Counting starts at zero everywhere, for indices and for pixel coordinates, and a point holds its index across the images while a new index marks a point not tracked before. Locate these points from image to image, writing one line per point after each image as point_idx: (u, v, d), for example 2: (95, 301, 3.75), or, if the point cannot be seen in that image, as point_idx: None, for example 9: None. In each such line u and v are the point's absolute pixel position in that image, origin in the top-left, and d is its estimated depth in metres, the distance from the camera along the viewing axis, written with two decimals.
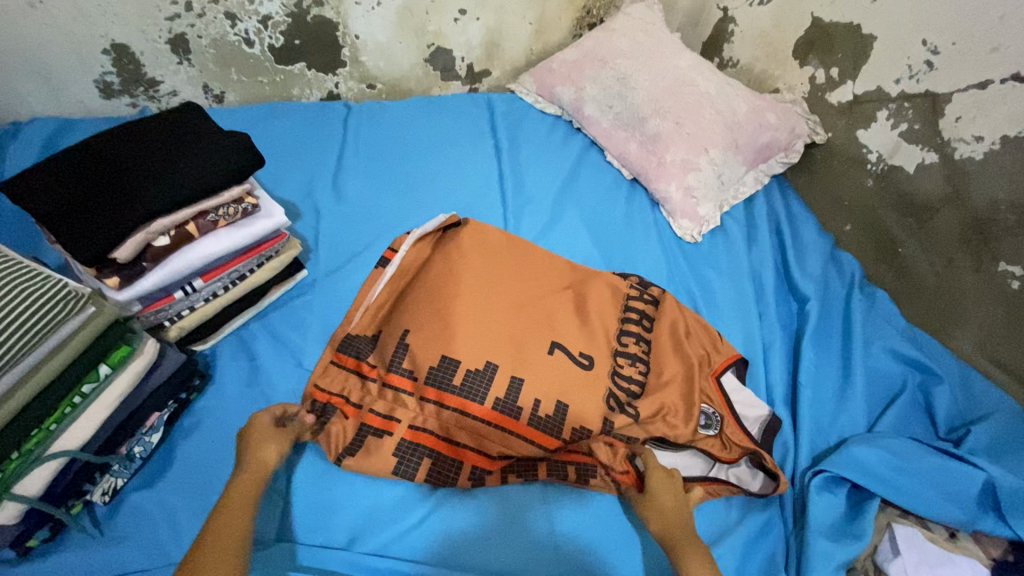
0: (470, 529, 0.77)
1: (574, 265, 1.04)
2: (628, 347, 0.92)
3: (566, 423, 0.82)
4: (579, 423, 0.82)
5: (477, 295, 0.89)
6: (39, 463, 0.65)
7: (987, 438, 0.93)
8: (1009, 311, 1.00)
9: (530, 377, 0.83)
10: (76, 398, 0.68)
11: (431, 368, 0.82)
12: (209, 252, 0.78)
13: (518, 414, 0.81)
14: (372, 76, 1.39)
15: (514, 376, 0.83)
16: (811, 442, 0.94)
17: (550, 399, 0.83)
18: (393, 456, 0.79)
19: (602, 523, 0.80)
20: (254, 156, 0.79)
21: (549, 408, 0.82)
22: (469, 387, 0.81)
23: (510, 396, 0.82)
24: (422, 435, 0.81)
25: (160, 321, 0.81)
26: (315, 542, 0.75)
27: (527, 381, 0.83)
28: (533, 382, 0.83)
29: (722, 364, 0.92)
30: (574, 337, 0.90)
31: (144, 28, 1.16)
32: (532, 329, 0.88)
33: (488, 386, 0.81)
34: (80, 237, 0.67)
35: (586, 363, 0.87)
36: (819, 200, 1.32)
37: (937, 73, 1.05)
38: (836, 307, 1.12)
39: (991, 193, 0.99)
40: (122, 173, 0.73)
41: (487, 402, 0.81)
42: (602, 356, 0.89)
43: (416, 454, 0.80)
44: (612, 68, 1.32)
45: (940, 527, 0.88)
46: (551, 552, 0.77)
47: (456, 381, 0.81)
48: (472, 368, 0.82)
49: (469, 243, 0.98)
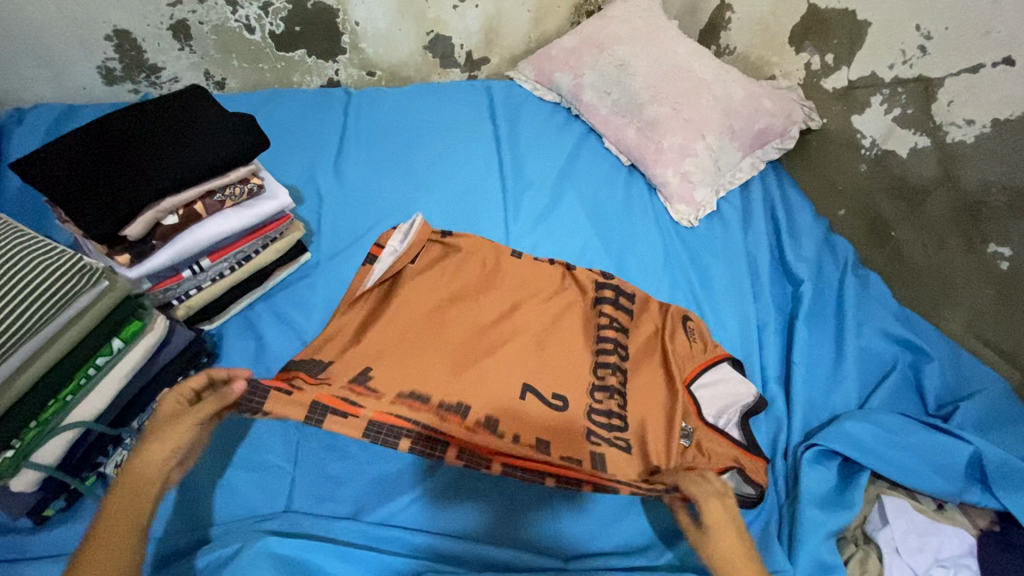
0: (467, 515, 0.79)
1: (546, 289, 0.99)
2: (606, 380, 0.87)
3: (553, 452, 0.75)
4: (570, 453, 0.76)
5: (445, 325, 0.88)
6: (55, 434, 0.66)
7: (975, 414, 0.96)
8: (999, 292, 1.02)
9: (506, 415, 0.78)
10: (90, 370, 0.70)
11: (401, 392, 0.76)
12: (216, 232, 0.79)
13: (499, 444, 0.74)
14: (372, 62, 1.40)
15: (489, 413, 0.77)
16: (804, 417, 0.97)
17: (530, 434, 0.77)
18: (366, 431, 0.68)
19: (596, 515, 0.82)
20: (259, 137, 0.80)
21: (531, 441, 0.76)
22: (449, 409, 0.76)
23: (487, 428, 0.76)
24: (396, 416, 0.70)
25: (169, 300, 0.83)
26: (322, 513, 0.77)
27: (503, 420, 0.77)
28: (511, 420, 0.78)
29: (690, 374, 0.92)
30: (547, 370, 0.86)
31: (146, 14, 1.17)
32: (505, 364, 0.84)
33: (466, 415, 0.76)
34: (89, 214, 0.68)
35: (561, 403, 0.83)
36: (821, 201, 1.33)
37: (931, 58, 1.07)
38: (829, 290, 1.14)
39: (982, 175, 1.01)
40: (129, 154, 0.74)
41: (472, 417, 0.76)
42: (576, 390, 0.85)
43: (395, 431, 0.69)
44: (610, 54, 1.33)
45: (927, 498, 0.90)
46: (552, 539, 0.79)
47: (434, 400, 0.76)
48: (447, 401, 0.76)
49: (437, 271, 0.97)
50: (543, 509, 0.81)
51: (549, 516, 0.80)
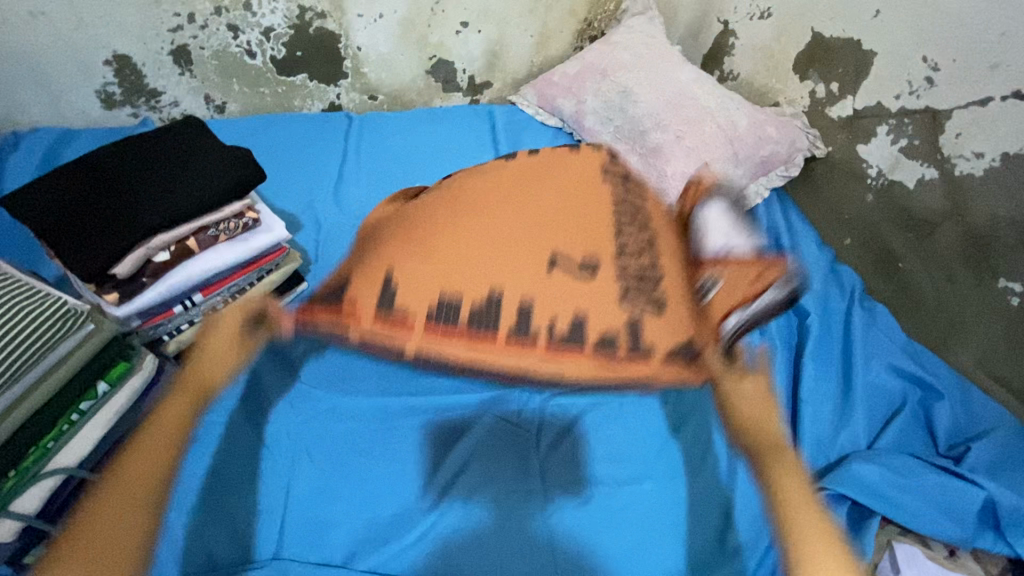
0: (468, 514, 0.81)
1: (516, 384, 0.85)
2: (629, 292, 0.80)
3: (587, 333, 0.76)
4: (602, 332, 0.77)
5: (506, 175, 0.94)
6: (35, 482, 0.64)
7: (988, 454, 0.93)
8: (1009, 327, 1.01)
9: (542, 297, 0.79)
10: (74, 415, 0.68)
11: (430, 308, 0.79)
12: (207, 267, 0.78)
13: (535, 338, 0.77)
14: (374, 87, 1.40)
15: (524, 297, 0.79)
16: (812, 458, 0.94)
17: (570, 311, 0.78)
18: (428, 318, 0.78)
19: (595, 504, 0.84)
20: (257, 171, 0.79)
21: (568, 320, 0.78)
22: (479, 317, 0.77)
23: (522, 319, 0.77)
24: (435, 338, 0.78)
25: (160, 336, 0.81)
26: (313, 560, 0.76)
27: (539, 300, 0.79)
28: (549, 299, 0.78)
29: (709, 322, 0.82)
30: (575, 289, 0.79)
31: (146, 40, 1.17)
32: (514, 242, 0.83)
33: (497, 316, 0.77)
34: (84, 254, 0.67)
35: (589, 270, 0.80)
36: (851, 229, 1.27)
37: (937, 90, 1.07)
38: (835, 323, 1.11)
39: (992, 209, 1.00)
40: (122, 189, 0.72)
41: (501, 333, 0.77)
42: (608, 289, 0.79)
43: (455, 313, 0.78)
44: (613, 81, 1.33)
45: (940, 545, 0.87)
46: (549, 539, 0.80)
47: (462, 322, 0.78)
48: (477, 301, 0.78)
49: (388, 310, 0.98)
50: (543, 552, 0.79)
51: (550, 514, 0.82)
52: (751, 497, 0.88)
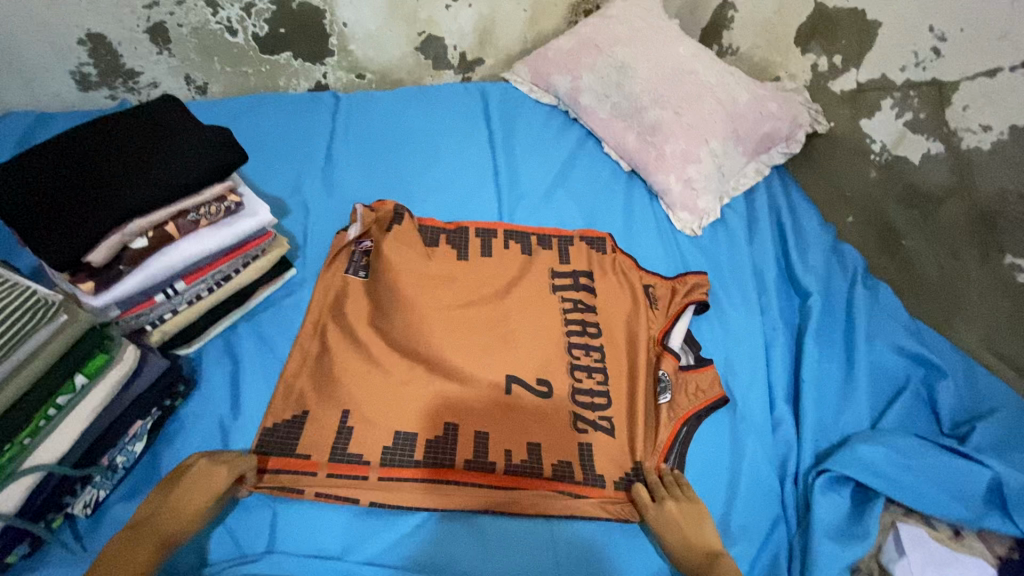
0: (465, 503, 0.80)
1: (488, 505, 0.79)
2: (583, 382, 0.90)
3: (545, 460, 0.83)
4: (559, 459, 0.83)
5: (465, 271, 0.99)
6: (14, 479, 0.62)
7: (993, 434, 0.92)
8: (1015, 305, 0.98)
9: (494, 432, 0.84)
10: (51, 410, 0.65)
11: (385, 449, 0.80)
12: (188, 255, 0.75)
13: (494, 467, 0.81)
14: (362, 65, 1.35)
15: (479, 431, 0.83)
16: (815, 439, 0.93)
17: (522, 444, 0.83)
18: (384, 456, 0.79)
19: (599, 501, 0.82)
20: (238, 151, 0.76)
21: (522, 453, 0.83)
22: (434, 455, 0.80)
23: (479, 452, 0.82)
24: (402, 473, 0.78)
25: (143, 325, 0.79)
26: (306, 552, 0.74)
27: (492, 434, 0.83)
28: (499, 435, 0.83)
29: (668, 439, 0.88)
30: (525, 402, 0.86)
31: (121, 17, 1.11)
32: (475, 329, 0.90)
33: (454, 449, 0.81)
34: (55, 240, 0.63)
35: (544, 390, 0.87)
36: (853, 218, 1.24)
37: (944, 60, 1.03)
38: (838, 302, 1.09)
39: (999, 183, 0.97)
40: (96, 171, 0.69)
41: (459, 463, 0.80)
42: (552, 407, 0.87)
43: (406, 447, 0.80)
44: (609, 56, 1.29)
45: (945, 526, 0.86)
46: (548, 526, 0.79)
47: (418, 455, 0.80)
48: (433, 437, 0.81)
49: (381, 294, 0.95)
50: (542, 537, 0.78)
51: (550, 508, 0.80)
52: (752, 479, 0.87)
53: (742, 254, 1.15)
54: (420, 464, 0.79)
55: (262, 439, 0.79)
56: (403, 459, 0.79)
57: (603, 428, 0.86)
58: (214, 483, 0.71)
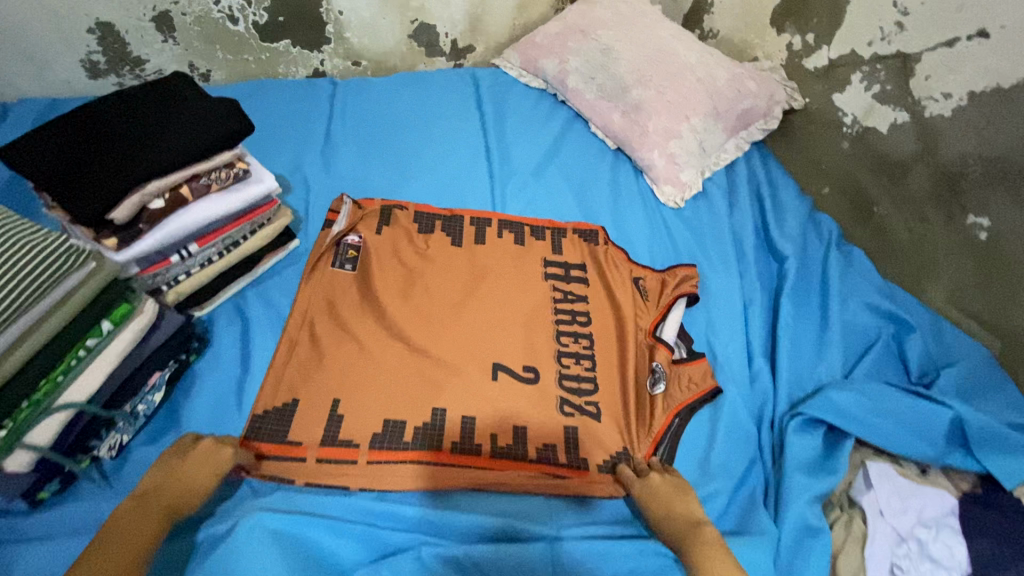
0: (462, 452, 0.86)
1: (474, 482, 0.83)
2: (570, 368, 0.95)
3: (529, 446, 0.87)
4: (543, 444, 0.87)
5: (460, 257, 1.06)
6: (48, 413, 0.69)
7: (956, 381, 0.98)
8: (978, 262, 1.04)
9: (482, 416, 0.88)
10: (81, 351, 0.73)
11: (376, 434, 0.84)
12: (201, 216, 0.81)
13: (479, 450, 0.85)
14: (358, 53, 1.41)
15: (465, 417, 0.87)
16: (791, 388, 0.99)
17: (508, 429, 0.88)
18: (375, 442, 0.83)
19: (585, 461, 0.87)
20: (244, 121, 0.81)
21: (508, 438, 0.87)
22: (422, 440, 0.84)
23: (466, 437, 0.86)
24: (391, 456, 0.83)
25: (159, 285, 0.85)
26: (318, 490, 0.80)
27: (477, 419, 0.87)
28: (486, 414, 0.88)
29: (661, 427, 0.91)
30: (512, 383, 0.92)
31: (129, 6, 1.17)
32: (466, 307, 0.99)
33: (442, 432, 0.85)
34: (80, 199, 0.69)
35: (532, 376, 0.93)
36: (829, 188, 1.30)
37: (907, 34, 1.09)
38: (814, 266, 1.15)
39: (960, 147, 1.04)
40: (116, 139, 0.75)
41: (445, 447, 0.84)
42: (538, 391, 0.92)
43: (398, 428, 0.85)
44: (594, 39, 1.35)
45: (911, 464, 0.92)
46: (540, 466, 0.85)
47: (408, 437, 0.84)
48: (421, 424, 0.85)
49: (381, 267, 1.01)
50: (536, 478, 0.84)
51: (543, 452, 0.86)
52: (730, 425, 0.93)
53: (722, 223, 1.22)
54: (409, 448, 0.83)
55: (254, 427, 0.82)
56: (393, 444, 0.83)
57: (590, 413, 0.90)
58: (219, 457, 0.76)
